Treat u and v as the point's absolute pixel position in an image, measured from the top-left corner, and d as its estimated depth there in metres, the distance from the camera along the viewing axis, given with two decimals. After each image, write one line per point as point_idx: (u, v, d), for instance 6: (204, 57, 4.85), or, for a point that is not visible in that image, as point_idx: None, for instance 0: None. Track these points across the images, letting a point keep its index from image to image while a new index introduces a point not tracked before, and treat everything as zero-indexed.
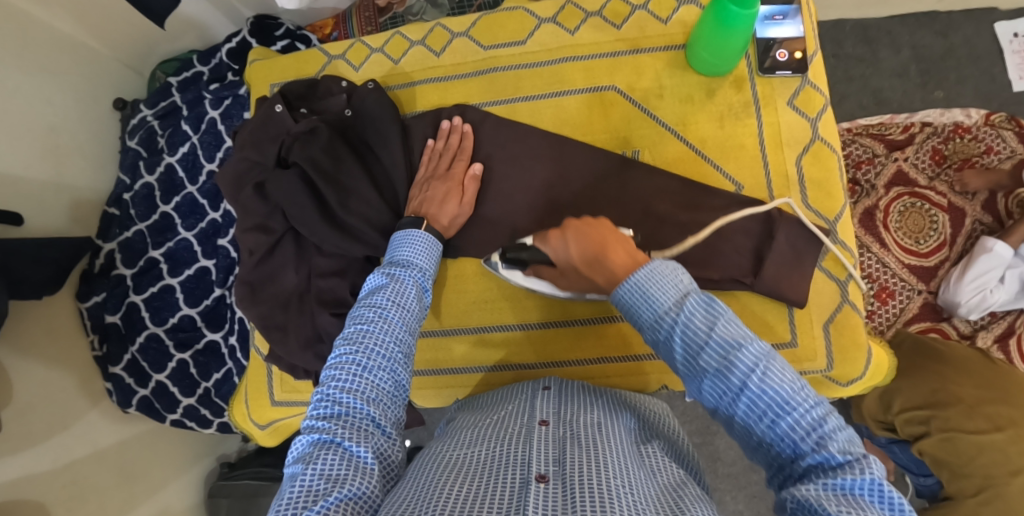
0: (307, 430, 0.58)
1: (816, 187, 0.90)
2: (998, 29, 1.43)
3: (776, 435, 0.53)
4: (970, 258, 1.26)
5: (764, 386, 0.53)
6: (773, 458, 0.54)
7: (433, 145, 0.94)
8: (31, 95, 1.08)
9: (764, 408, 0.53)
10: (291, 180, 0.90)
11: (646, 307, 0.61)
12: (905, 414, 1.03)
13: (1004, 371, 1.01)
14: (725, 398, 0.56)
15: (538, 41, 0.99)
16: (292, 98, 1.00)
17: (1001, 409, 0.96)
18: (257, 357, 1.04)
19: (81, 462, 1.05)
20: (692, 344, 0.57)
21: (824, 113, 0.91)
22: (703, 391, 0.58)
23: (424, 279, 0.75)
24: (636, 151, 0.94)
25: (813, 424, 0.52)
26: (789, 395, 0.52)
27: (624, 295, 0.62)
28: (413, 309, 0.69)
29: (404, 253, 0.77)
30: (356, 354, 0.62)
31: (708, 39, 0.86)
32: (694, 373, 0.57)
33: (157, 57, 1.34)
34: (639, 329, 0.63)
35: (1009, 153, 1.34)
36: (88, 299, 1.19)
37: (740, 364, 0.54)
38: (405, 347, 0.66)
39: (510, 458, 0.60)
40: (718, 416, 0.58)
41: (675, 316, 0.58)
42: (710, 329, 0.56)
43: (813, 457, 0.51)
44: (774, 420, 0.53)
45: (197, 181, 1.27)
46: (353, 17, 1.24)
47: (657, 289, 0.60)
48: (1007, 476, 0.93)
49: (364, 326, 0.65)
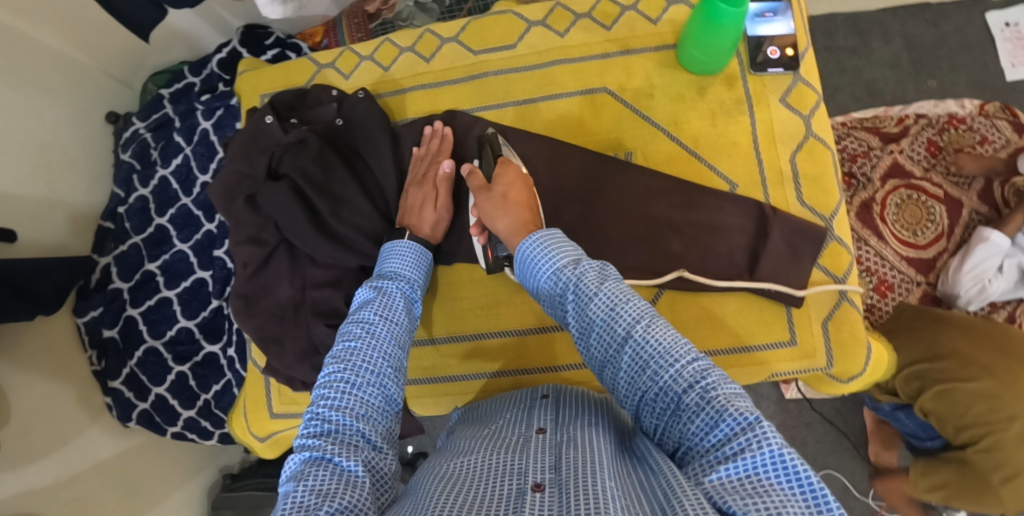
0: (299, 448, 0.58)
1: (811, 184, 0.89)
2: (989, 19, 1.43)
3: (659, 389, 0.57)
4: (967, 247, 1.26)
5: (644, 337, 0.59)
6: (659, 416, 0.58)
7: (416, 151, 0.94)
8: (22, 112, 1.08)
9: (646, 358, 0.58)
10: (283, 191, 0.89)
11: (543, 267, 0.67)
12: (905, 374, 1.10)
13: (996, 325, 1.07)
14: (612, 351, 0.60)
15: (528, 44, 0.99)
16: (282, 108, 0.99)
17: (989, 357, 1.03)
18: (255, 370, 1.03)
19: (82, 479, 1.04)
20: (583, 297, 0.63)
21: (818, 110, 0.90)
22: (593, 345, 0.63)
23: (413, 290, 0.75)
24: (629, 153, 0.94)
25: (694, 376, 0.56)
26: (672, 347, 0.57)
27: (523, 251, 0.68)
28: (402, 323, 0.70)
29: (392, 265, 0.77)
30: (344, 371, 0.62)
31: (698, 38, 0.85)
32: (586, 325, 0.62)
33: (146, 69, 1.33)
34: (540, 292, 0.69)
35: (1004, 143, 1.34)
36: (85, 314, 1.19)
37: (627, 315, 0.60)
38: (394, 360, 0.66)
39: (505, 465, 0.61)
40: (605, 375, 0.63)
41: (567, 273, 0.65)
42: (598, 284, 0.63)
43: (698, 412, 0.54)
44: (657, 369, 0.57)
45: (190, 192, 1.27)
46: (343, 25, 1.23)
47: (553, 249, 0.67)
48: (1001, 421, 0.99)
49: (352, 343, 0.65)
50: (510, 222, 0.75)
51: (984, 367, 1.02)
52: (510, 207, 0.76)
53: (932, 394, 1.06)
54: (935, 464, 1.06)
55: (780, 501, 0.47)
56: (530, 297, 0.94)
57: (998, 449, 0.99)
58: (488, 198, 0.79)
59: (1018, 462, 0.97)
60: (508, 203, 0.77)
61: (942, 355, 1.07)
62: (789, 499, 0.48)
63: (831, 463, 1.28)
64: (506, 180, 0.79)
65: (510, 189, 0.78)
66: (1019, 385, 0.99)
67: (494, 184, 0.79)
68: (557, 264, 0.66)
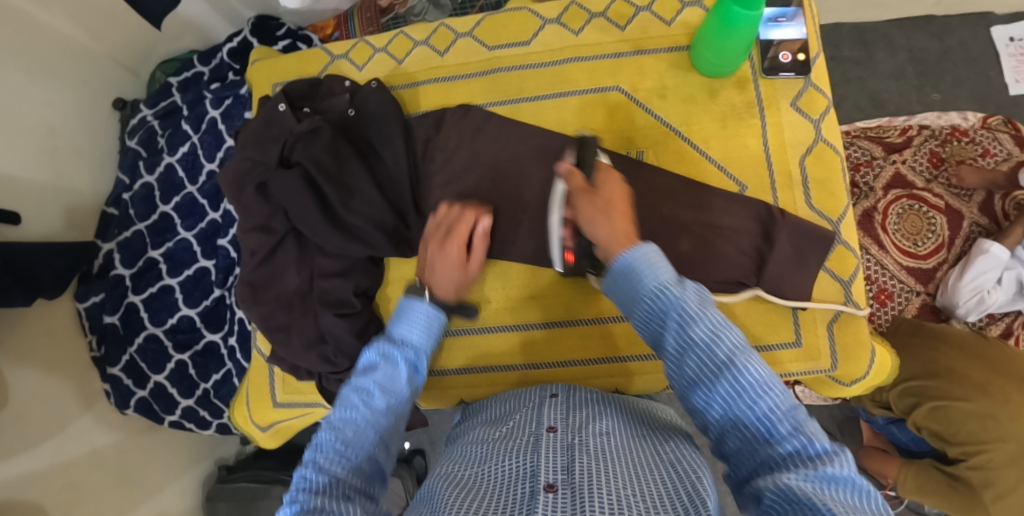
0: (288, 504, 0.57)
1: (819, 187, 0.90)
2: (994, 33, 1.44)
3: (754, 418, 0.55)
4: (967, 259, 1.27)
5: (744, 364, 0.58)
6: (746, 444, 0.56)
7: (444, 211, 0.86)
8: (30, 96, 1.08)
9: (744, 384, 0.57)
10: (294, 179, 0.89)
11: (647, 281, 0.65)
12: (900, 390, 1.12)
13: (993, 344, 1.07)
14: (705, 375, 0.59)
15: (542, 41, 0.99)
16: (295, 97, 0.99)
17: (985, 376, 1.04)
18: (259, 358, 1.03)
19: (76, 467, 1.04)
20: (685, 318, 0.62)
21: (828, 115, 0.91)
22: (685, 366, 0.61)
23: (418, 361, 0.74)
24: (640, 152, 0.94)
25: (787, 410, 0.55)
26: (767, 376, 0.57)
27: (625, 263, 0.67)
28: (402, 396, 0.68)
29: (401, 332, 0.75)
30: (337, 442, 0.62)
31: (711, 40, 0.86)
32: (681, 346, 0.62)
33: (155, 57, 1.33)
34: (633, 306, 0.67)
35: (1005, 156, 1.36)
36: (86, 299, 1.18)
37: (726, 341, 0.59)
38: (386, 435, 0.65)
39: (520, 468, 0.61)
40: (692, 396, 0.61)
41: (673, 291, 0.64)
42: (701, 308, 0.62)
43: (787, 439, 0.53)
44: (751, 390, 0.56)
45: (196, 181, 1.27)
46: (355, 19, 1.25)
47: (659, 266, 0.66)
48: (994, 441, 1.01)
49: (350, 414, 0.65)
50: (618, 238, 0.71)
51: (979, 387, 1.03)
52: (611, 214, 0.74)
53: (927, 410, 1.08)
54: (926, 474, 1.10)
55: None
56: (539, 292, 0.94)
57: (991, 467, 1.02)
58: (592, 203, 0.75)
59: (1008, 481, 1.01)
60: (614, 212, 0.74)
61: (937, 373, 1.08)
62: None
63: None
64: (610, 186, 0.77)
65: (613, 195, 0.76)
66: (1013, 405, 1.00)
67: (597, 188, 0.77)
68: (662, 282, 0.65)
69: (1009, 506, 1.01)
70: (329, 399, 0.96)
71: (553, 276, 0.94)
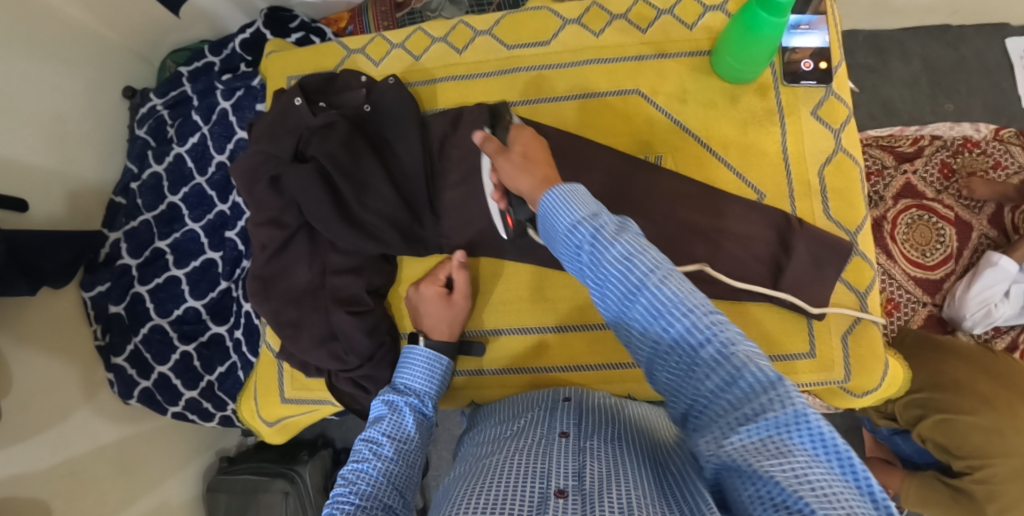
0: None
1: (838, 197, 0.89)
2: (1009, 45, 1.43)
3: (678, 348, 0.53)
4: (975, 272, 1.27)
5: (660, 293, 0.54)
6: (676, 374, 0.54)
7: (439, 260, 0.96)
8: (39, 81, 1.07)
9: (664, 313, 0.54)
10: (308, 174, 0.87)
11: (561, 218, 0.62)
12: (906, 401, 1.11)
13: (1001, 359, 1.07)
14: (627, 308, 0.57)
15: (562, 41, 0.99)
16: (311, 91, 0.97)
17: (990, 388, 1.04)
18: (268, 353, 1.02)
19: (78, 457, 1.03)
20: (598, 251, 0.58)
21: (848, 124, 0.90)
22: (609, 302, 0.59)
23: (423, 405, 0.78)
24: (659, 156, 0.93)
25: (711, 333, 0.52)
26: (687, 299, 0.54)
27: (543, 205, 0.63)
28: (411, 440, 0.72)
29: (403, 380, 0.81)
30: (352, 493, 0.63)
31: (734, 46, 0.85)
32: (601, 281, 0.59)
33: (166, 45, 1.32)
34: (556, 245, 0.64)
35: (1016, 169, 1.35)
36: (92, 288, 1.17)
37: (642, 269, 0.56)
38: (399, 483, 0.67)
39: (532, 469, 0.61)
40: (620, 330, 0.59)
41: (586, 226, 0.60)
42: (614, 237, 0.58)
43: (715, 370, 0.51)
44: (670, 320, 0.53)
45: (205, 171, 1.26)
46: (369, 12, 1.23)
47: (567, 201, 0.62)
48: (999, 455, 1.01)
49: (360, 465, 0.67)
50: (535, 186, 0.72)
51: (986, 401, 1.03)
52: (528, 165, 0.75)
53: (932, 423, 1.07)
54: (929, 485, 1.11)
55: (799, 459, 0.46)
56: (552, 295, 0.94)
57: (994, 481, 1.02)
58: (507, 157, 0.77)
59: (1010, 496, 1.01)
60: (531, 162, 0.75)
61: (943, 385, 1.08)
62: (805, 458, 0.46)
63: None
64: (524, 142, 0.78)
65: (529, 148, 0.77)
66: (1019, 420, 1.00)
67: (511, 145, 0.78)
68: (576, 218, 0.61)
69: None
70: (339, 397, 0.95)
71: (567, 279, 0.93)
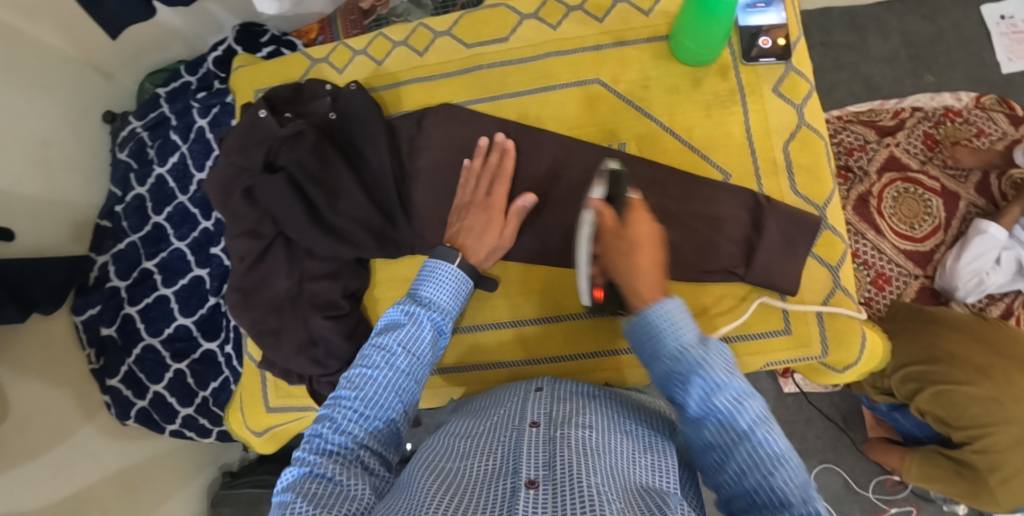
0: (298, 461, 0.61)
1: (805, 173, 0.90)
2: (985, 12, 1.44)
3: (770, 489, 0.54)
4: (965, 241, 1.26)
5: (765, 442, 0.56)
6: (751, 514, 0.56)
7: (471, 163, 0.91)
8: (21, 111, 1.08)
9: (764, 457, 0.55)
10: (278, 184, 0.89)
11: (664, 337, 0.63)
12: (901, 374, 1.11)
13: (994, 326, 1.07)
14: (722, 443, 0.58)
15: (522, 37, 0.99)
16: (278, 102, 0.98)
17: (987, 358, 1.03)
18: (251, 364, 1.03)
19: (80, 479, 1.04)
20: (708, 383, 0.59)
21: (809, 100, 0.91)
22: (699, 431, 0.60)
23: (443, 322, 0.76)
24: (623, 144, 0.94)
25: (806, 490, 0.54)
26: (790, 455, 0.55)
27: (647, 316, 0.64)
28: (423, 356, 0.71)
29: (427, 291, 0.77)
30: (357, 401, 0.66)
31: (692, 29, 0.85)
32: (700, 410, 0.59)
33: (144, 68, 1.33)
34: (649, 359, 0.65)
35: (1001, 135, 1.34)
36: (83, 312, 1.18)
37: (748, 413, 0.57)
38: (406, 392, 0.69)
39: (501, 466, 0.61)
40: (706, 458, 0.59)
41: (694, 353, 0.61)
42: (726, 374, 0.59)
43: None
44: (771, 469, 0.55)
45: (187, 190, 1.27)
46: (338, 21, 1.26)
47: (681, 325, 0.63)
48: (998, 424, 1.00)
49: (370, 372, 0.68)
50: (644, 284, 0.67)
51: (981, 371, 1.02)
52: (636, 258, 0.69)
53: (929, 395, 1.06)
54: (931, 461, 1.10)
55: None
56: (528, 288, 0.94)
57: (997, 451, 1.01)
58: (615, 246, 0.71)
59: (1013, 465, 0.99)
60: (640, 257, 0.69)
61: (938, 357, 1.07)
62: None
63: (830, 456, 1.30)
64: (638, 228, 0.71)
65: (639, 238, 0.70)
66: (1016, 387, 0.99)
67: (625, 227, 0.71)
68: (683, 342, 0.62)
69: (1015, 489, 1.00)
70: (321, 402, 0.97)
71: (541, 271, 0.94)
